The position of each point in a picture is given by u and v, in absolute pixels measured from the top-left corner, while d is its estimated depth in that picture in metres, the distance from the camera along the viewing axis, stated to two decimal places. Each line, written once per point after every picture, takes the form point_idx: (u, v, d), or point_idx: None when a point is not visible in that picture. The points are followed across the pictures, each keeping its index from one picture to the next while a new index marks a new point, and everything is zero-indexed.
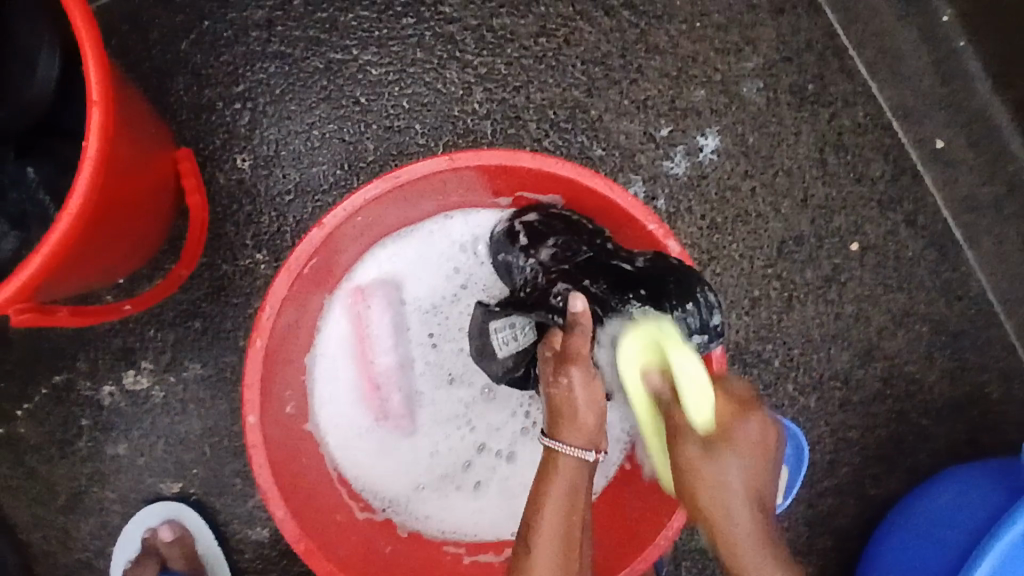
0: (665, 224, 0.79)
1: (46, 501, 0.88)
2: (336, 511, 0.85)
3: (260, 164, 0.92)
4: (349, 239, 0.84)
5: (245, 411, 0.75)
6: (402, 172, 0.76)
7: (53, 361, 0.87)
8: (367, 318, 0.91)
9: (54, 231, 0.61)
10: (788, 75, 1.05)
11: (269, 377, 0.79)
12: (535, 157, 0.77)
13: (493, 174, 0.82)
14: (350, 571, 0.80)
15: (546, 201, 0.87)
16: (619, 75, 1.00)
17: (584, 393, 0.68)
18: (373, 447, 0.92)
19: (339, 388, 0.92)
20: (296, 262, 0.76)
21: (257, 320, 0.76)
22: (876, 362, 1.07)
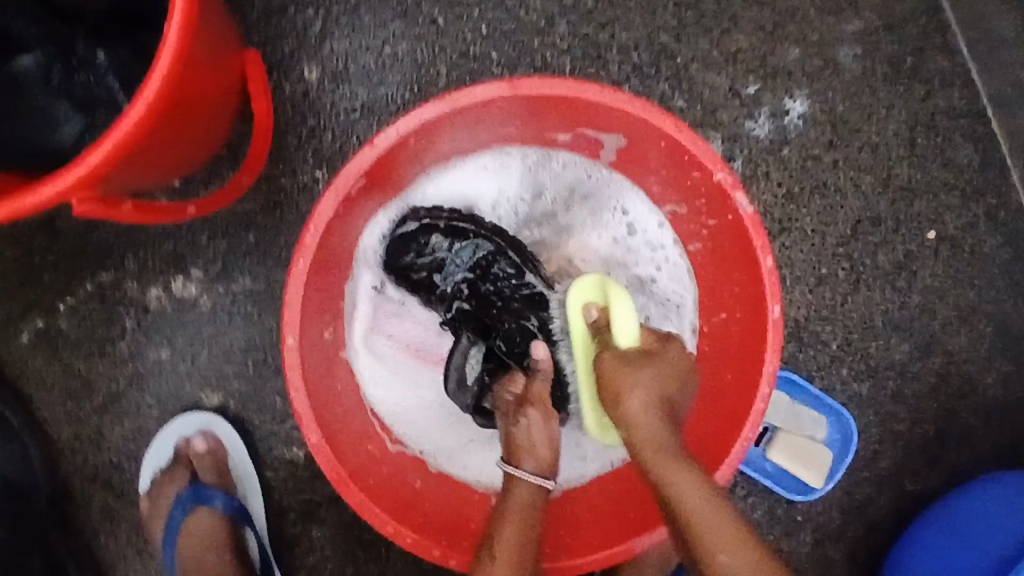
0: (734, 174, 0.75)
1: (80, 400, 0.86)
2: (368, 441, 0.82)
3: (328, 76, 0.87)
4: (405, 162, 0.79)
5: (284, 331, 0.71)
6: (462, 95, 0.71)
7: (101, 258, 0.85)
8: (377, 313, 0.90)
9: (125, 116, 0.55)
10: (888, 45, 0.99)
11: (310, 299, 0.75)
12: (607, 90, 0.72)
13: (560, 107, 0.77)
14: (384, 501, 0.76)
15: (610, 138, 0.82)
16: (712, 23, 0.94)
17: (540, 428, 0.77)
18: (417, 399, 0.89)
19: (380, 374, 0.88)
20: (346, 181, 0.71)
21: (302, 236, 0.70)
22: (934, 356, 1.03)
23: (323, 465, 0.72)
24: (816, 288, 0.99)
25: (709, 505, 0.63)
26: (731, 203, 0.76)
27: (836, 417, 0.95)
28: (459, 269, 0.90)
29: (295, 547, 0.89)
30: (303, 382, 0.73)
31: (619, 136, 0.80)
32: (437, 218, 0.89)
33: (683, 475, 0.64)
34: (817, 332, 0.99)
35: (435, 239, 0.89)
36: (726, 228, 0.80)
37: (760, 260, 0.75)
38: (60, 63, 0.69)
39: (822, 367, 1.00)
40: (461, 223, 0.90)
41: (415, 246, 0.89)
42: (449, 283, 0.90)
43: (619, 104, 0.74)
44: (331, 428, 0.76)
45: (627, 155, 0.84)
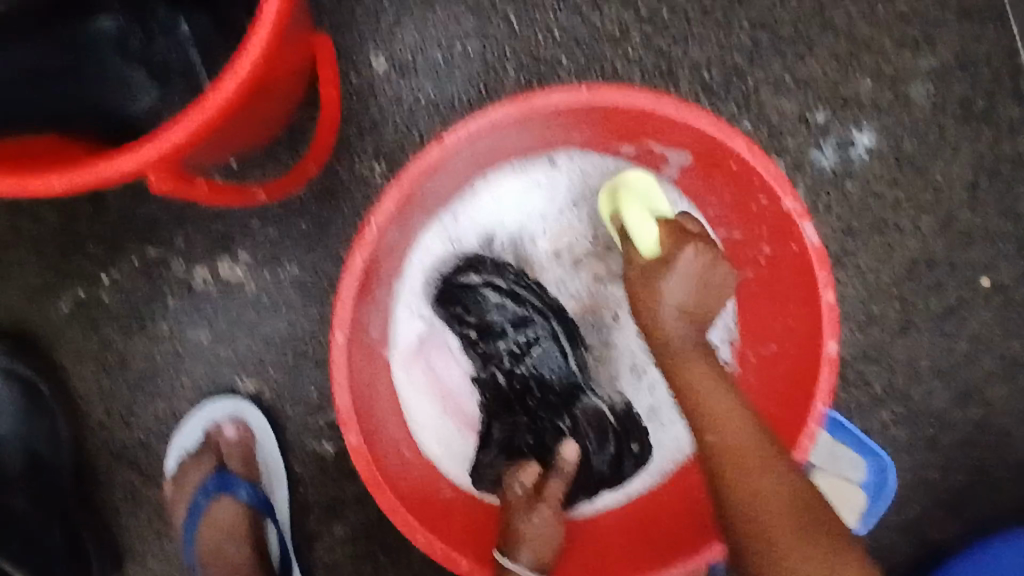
0: (804, 203, 0.70)
1: (114, 375, 0.85)
2: (402, 448, 0.79)
3: (395, 67, 0.85)
4: (462, 164, 0.75)
5: (332, 326, 0.67)
6: (537, 98, 0.66)
7: (149, 232, 0.84)
8: (422, 362, 0.85)
9: (214, 94, 0.52)
10: (959, 86, 0.96)
11: (362, 298, 0.71)
12: (683, 107, 0.68)
13: (630, 119, 0.73)
14: (413, 509, 0.73)
15: (676, 155, 0.78)
16: (788, 47, 0.92)
17: (547, 528, 0.74)
18: (443, 422, 0.84)
19: (421, 421, 0.83)
20: (411, 180, 0.67)
21: (359, 232, 0.66)
22: (974, 407, 0.99)
23: (358, 466, 0.69)
24: (865, 326, 0.97)
25: (731, 413, 0.68)
26: (796, 236, 0.71)
27: (874, 459, 0.94)
28: (506, 338, 0.84)
29: (315, 542, 0.86)
30: (348, 380, 0.69)
31: (686, 152, 0.76)
32: (487, 269, 0.84)
33: (706, 379, 0.71)
34: (861, 370, 0.98)
35: (486, 294, 0.84)
36: (785, 259, 0.75)
37: (820, 295, 0.70)
38: (142, 30, 0.70)
39: (862, 407, 0.98)
40: (520, 283, 0.84)
41: (461, 297, 0.84)
42: (491, 344, 0.84)
43: (691, 122, 0.69)
44: (367, 430, 0.72)
45: (692, 172, 0.80)
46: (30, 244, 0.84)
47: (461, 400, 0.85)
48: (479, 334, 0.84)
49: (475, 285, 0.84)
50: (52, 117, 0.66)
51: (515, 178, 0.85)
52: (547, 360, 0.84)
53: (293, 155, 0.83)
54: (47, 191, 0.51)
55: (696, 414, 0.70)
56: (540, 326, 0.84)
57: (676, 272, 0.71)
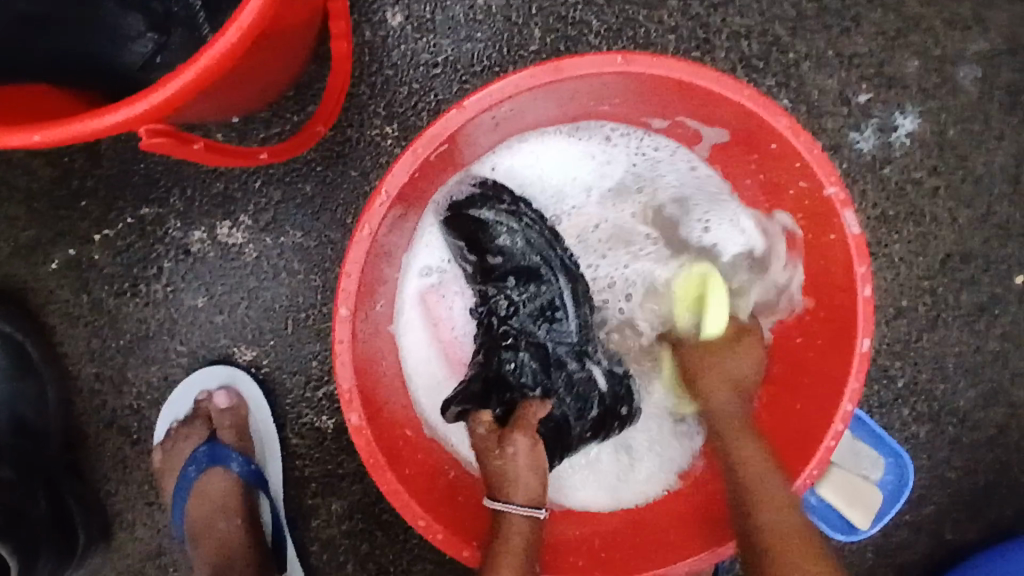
0: (848, 190, 0.64)
1: (105, 339, 0.81)
2: (408, 427, 0.74)
3: (412, 23, 0.79)
4: (482, 131, 0.69)
5: (336, 301, 0.63)
6: (568, 64, 0.60)
7: (145, 190, 0.79)
8: (430, 298, 0.80)
9: (215, 42, 0.47)
10: (1010, 70, 0.90)
11: (369, 272, 0.66)
12: (722, 80, 0.62)
13: (664, 91, 0.67)
14: (417, 490, 0.69)
15: (711, 131, 0.72)
16: (832, 20, 0.86)
17: (528, 461, 0.67)
18: (425, 374, 0.79)
19: (415, 360, 0.78)
20: (428, 146, 0.61)
21: (369, 202, 0.61)
22: (999, 407, 0.95)
23: (360, 447, 0.65)
24: (892, 320, 0.93)
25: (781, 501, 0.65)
26: (834, 221, 0.65)
27: (895, 459, 0.90)
28: (515, 286, 0.78)
29: (310, 519, 0.83)
30: (352, 359, 0.64)
31: (724, 130, 0.70)
32: (506, 205, 0.77)
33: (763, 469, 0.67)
34: (884, 366, 0.94)
35: (502, 234, 0.77)
36: (820, 248, 0.70)
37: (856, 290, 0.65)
38: None
39: (883, 404, 0.94)
40: (535, 229, 0.78)
41: (474, 233, 0.77)
42: (498, 291, 0.78)
43: (729, 95, 0.63)
44: (373, 414, 0.68)
45: (725, 151, 0.74)
46: (19, 198, 0.79)
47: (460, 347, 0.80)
48: (488, 276, 0.78)
49: (494, 220, 0.77)
50: (37, 64, 0.60)
51: (561, 140, 0.78)
52: (554, 313, 0.78)
53: (299, 114, 0.78)
54: (27, 143, 0.46)
55: (747, 503, 0.66)
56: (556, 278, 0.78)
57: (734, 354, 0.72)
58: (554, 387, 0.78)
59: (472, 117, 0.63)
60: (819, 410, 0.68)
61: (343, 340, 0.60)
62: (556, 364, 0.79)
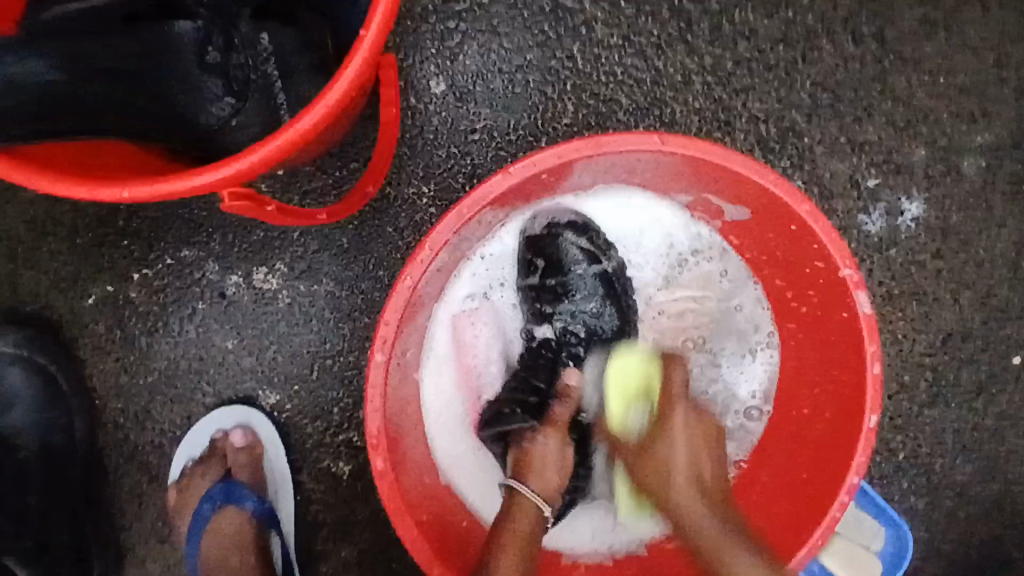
0: (861, 273, 0.68)
1: (135, 374, 0.83)
2: (426, 475, 0.76)
3: (454, 92, 0.84)
4: (519, 195, 0.73)
5: (374, 346, 0.65)
6: (609, 139, 0.65)
7: (186, 233, 0.82)
8: (480, 307, 0.84)
9: (296, 120, 0.51)
10: (1012, 163, 0.95)
11: (405, 323, 0.69)
12: (753, 166, 0.66)
13: (694, 169, 0.71)
14: (431, 539, 0.70)
15: (732, 208, 0.77)
16: (846, 108, 0.91)
17: (556, 456, 0.74)
18: (450, 389, 0.83)
19: (444, 362, 0.83)
20: (472, 206, 0.65)
21: (413, 255, 0.65)
22: (996, 484, 0.98)
23: (383, 493, 0.66)
24: (894, 394, 0.96)
25: (695, 499, 0.69)
26: (847, 299, 0.69)
27: (894, 529, 0.92)
28: (572, 310, 0.82)
29: (320, 562, 0.84)
30: (383, 407, 0.66)
31: (745, 208, 0.75)
32: (593, 240, 0.82)
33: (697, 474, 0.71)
34: (885, 439, 0.96)
35: (577, 266, 0.82)
36: (831, 325, 0.73)
37: (866, 365, 0.68)
38: (220, 36, 0.68)
39: (882, 475, 0.97)
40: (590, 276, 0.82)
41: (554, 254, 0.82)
42: (555, 311, 0.83)
43: (756, 181, 0.67)
44: (396, 460, 0.70)
45: (745, 228, 0.79)
46: (63, 234, 0.82)
47: (486, 372, 0.84)
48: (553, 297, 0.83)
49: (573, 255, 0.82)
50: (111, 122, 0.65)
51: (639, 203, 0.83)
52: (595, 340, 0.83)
53: (342, 169, 0.81)
54: (116, 199, 0.50)
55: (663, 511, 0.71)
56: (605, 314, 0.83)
57: (681, 396, 0.75)
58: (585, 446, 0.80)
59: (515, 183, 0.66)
60: (829, 475, 0.71)
61: (378, 387, 0.63)
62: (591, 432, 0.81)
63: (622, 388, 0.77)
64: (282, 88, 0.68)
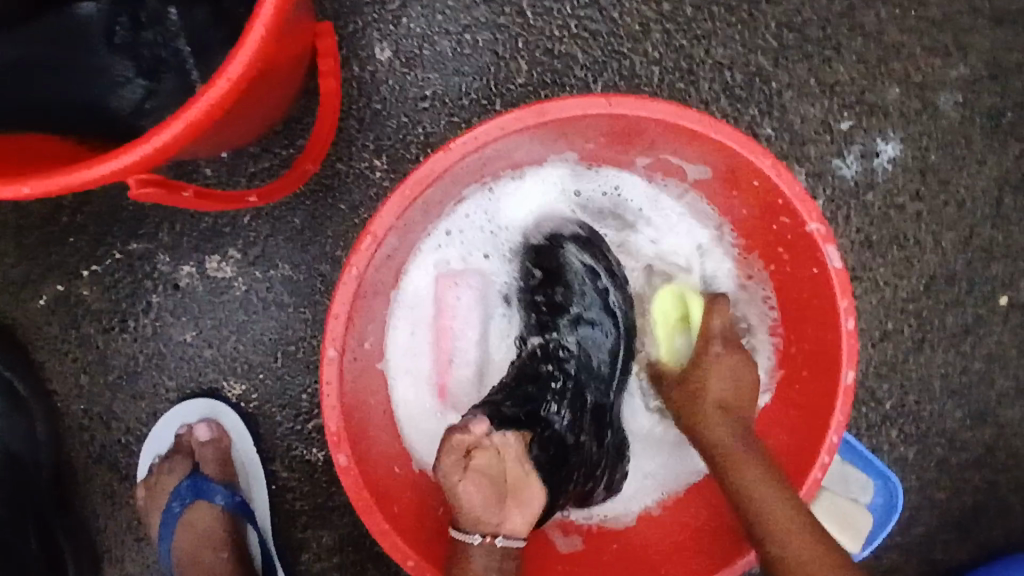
0: (829, 226, 0.65)
1: (94, 374, 0.80)
2: (397, 465, 0.73)
3: (400, 58, 0.80)
4: (468, 171, 0.69)
5: (324, 342, 0.63)
6: (552, 105, 0.61)
7: (134, 225, 0.79)
8: (471, 271, 0.80)
9: (202, 94, 0.48)
10: (990, 96, 0.91)
11: (357, 312, 0.66)
12: (707, 122, 0.63)
13: (649, 130, 0.67)
14: (404, 530, 0.68)
15: (694, 168, 0.73)
16: (814, 49, 0.88)
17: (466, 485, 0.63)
18: (415, 365, 0.79)
19: (427, 317, 0.79)
20: (415, 187, 0.62)
21: (357, 245, 0.62)
22: (987, 427, 0.95)
23: (349, 488, 0.64)
24: (878, 342, 0.93)
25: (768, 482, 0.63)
26: (817, 253, 0.66)
27: (882, 481, 0.92)
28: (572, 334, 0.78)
29: (300, 551, 0.83)
30: (340, 401, 0.64)
31: (708, 168, 0.71)
32: (596, 257, 0.79)
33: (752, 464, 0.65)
34: (872, 389, 0.94)
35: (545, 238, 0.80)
36: (804, 285, 0.70)
37: (839, 322, 0.66)
38: (126, 15, 0.65)
39: (870, 426, 0.94)
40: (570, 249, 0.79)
41: (553, 263, 0.79)
42: (554, 329, 0.78)
43: (712, 136, 0.64)
44: (361, 454, 0.67)
45: (710, 188, 0.74)
46: (8, 235, 0.79)
47: (466, 346, 0.80)
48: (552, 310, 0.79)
49: (576, 273, 0.79)
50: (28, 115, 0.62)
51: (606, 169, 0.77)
52: (596, 375, 0.77)
53: (288, 148, 0.78)
54: (16, 195, 0.47)
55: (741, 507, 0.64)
56: (606, 345, 0.78)
57: (714, 371, 0.70)
58: (571, 399, 0.75)
59: (459, 159, 0.63)
60: (808, 433, 0.69)
61: (331, 381, 0.60)
62: (574, 391, 0.76)
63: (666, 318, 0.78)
64: (194, 64, 0.64)
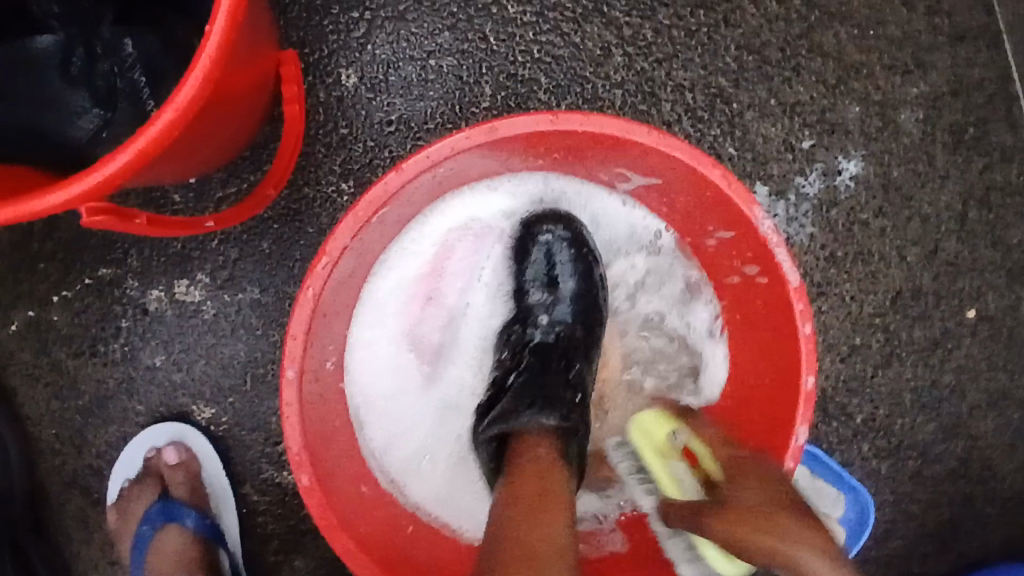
0: (780, 232, 0.66)
1: (64, 400, 0.81)
2: (363, 483, 0.74)
3: (366, 84, 0.82)
4: (424, 190, 0.71)
5: (283, 363, 0.64)
6: (500, 124, 0.63)
7: (104, 251, 0.80)
8: (454, 247, 0.80)
9: (150, 126, 0.51)
10: (951, 112, 0.93)
11: (316, 332, 0.67)
12: (655, 136, 0.64)
13: (600, 145, 0.69)
14: (372, 550, 0.68)
15: (643, 180, 0.75)
16: (773, 70, 0.89)
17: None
18: (383, 322, 0.79)
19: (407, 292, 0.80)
20: (369, 208, 0.64)
21: (312, 266, 0.63)
22: (959, 439, 0.96)
23: (314, 510, 0.64)
24: (848, 357, 0.94)
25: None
26: (769, 259, 0.67)
27: (854, 495, 0.91)
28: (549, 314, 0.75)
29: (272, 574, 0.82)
30: (301, 421, 0.65)
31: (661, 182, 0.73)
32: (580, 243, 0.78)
33: (753, 523, 0.57)
34: (842, 404, 0.94)
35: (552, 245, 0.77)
36: (758, 290, 0.71)
37: (797, 327, 0.66)
38: (82, 48, 0.67)
39: (842, 441, 0.94)
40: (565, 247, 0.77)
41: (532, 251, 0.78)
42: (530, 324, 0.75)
43: (662, 150, 0.66)
44: (323, 475, 0.68)
45: (666, 200, 0.76)
46: None
47: (439, 321, 0.81)
48: (527, 321, 0.75)
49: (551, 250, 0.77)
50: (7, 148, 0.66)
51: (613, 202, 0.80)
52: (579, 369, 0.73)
53: (256, 173, 0.80)
54: None
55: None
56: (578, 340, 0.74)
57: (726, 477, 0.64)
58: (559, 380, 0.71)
59: (412, 178, 0.65)
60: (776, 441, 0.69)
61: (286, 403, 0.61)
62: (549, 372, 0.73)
63: (654, 446, 0.74)
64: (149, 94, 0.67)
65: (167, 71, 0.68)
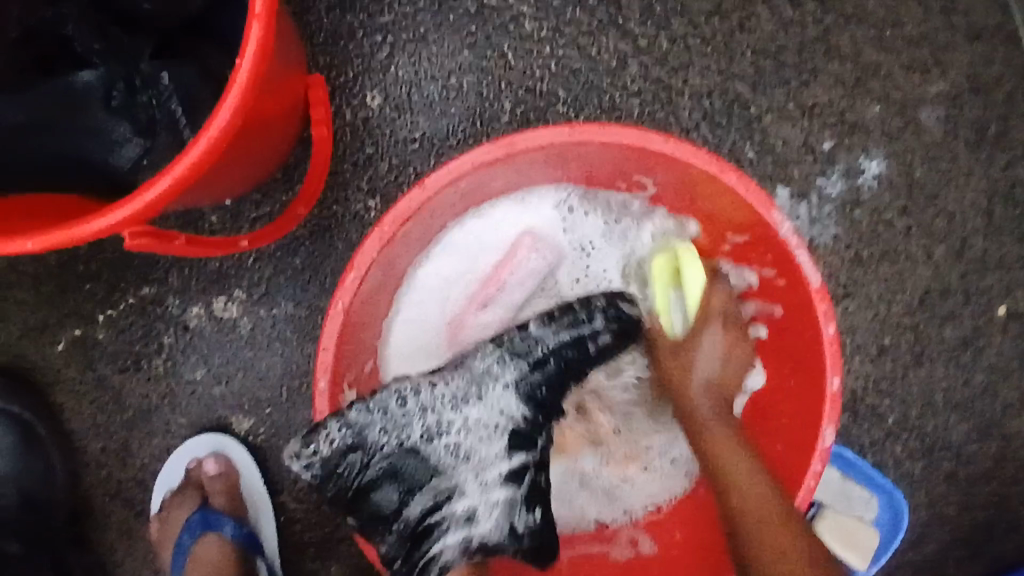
0: (801, 234, 0.67)
1: (109, 414, 0.85)
2: None
3: (390, 104, 0.85)
4: (448, 203, 0.73)
5: (315, 374, 0.67)
6: (518, 138, 0.65)
7: (146, 271, 0.84)
8: (487, 249, 0.81)
9: (186, 154, 0.54)
10: (972, 110, 0.92)
11: (347, 343, 0.70)
12: (672, 144, 0.66)
13: (618, 154, 0.70)
14: None
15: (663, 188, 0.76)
16: (790, 74, 0.90)
17: None
18: (415, 316, 0.80)
19: (448, 296, 0.81)
20: (394, 222, 0.66)
21: (341, 280, 0.66)
22: (994, 439, 0.94)
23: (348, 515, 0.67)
24: (876, 358, 0.93)
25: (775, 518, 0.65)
26: (790, 262, 0.68)
27: (888, 497, 0.90)
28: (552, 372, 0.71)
29: None
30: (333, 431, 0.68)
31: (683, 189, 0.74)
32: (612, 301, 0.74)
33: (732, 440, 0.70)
34: (873, 406, 0.93)
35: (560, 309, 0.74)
36: (779, 294, 0.72)
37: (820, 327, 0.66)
38: (123, 82, 0.69)
39: (874, 443, 0.93)
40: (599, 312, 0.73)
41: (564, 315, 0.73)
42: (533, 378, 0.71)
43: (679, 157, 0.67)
44: None
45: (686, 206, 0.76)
46: (31, 285, 0.84)
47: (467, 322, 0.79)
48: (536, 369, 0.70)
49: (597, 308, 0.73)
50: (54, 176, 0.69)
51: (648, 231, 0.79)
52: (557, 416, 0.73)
53: (287, 193, 0.83)
54: (22, 250, 0.52)
55: (752, 560, 0.65)
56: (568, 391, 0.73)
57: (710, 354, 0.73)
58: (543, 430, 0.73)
59: (435, 192, 0.67)
60: (802, 440, 0.70)
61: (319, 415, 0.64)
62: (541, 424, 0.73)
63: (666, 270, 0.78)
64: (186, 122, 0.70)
65: (201, 100, 0.71)
